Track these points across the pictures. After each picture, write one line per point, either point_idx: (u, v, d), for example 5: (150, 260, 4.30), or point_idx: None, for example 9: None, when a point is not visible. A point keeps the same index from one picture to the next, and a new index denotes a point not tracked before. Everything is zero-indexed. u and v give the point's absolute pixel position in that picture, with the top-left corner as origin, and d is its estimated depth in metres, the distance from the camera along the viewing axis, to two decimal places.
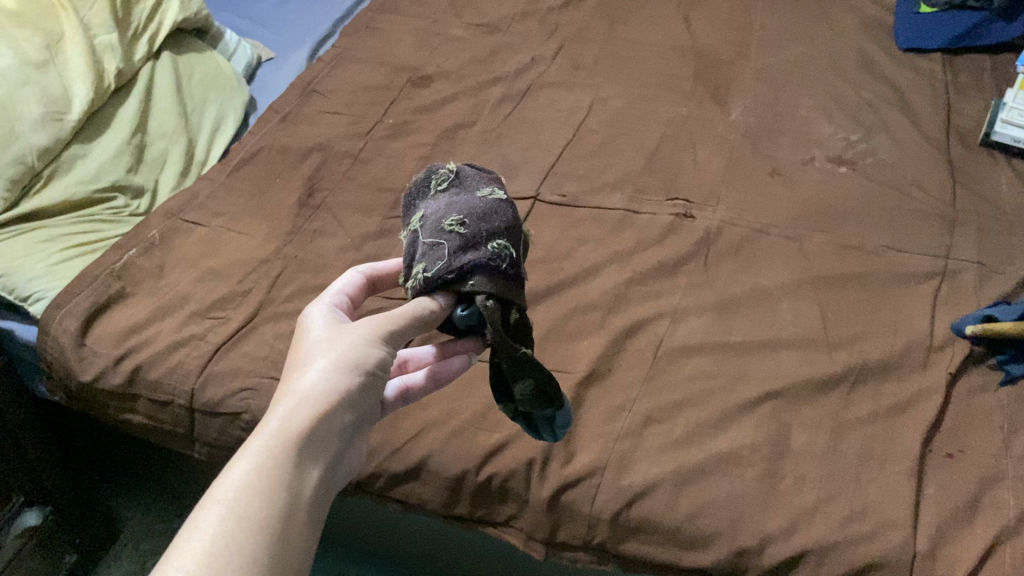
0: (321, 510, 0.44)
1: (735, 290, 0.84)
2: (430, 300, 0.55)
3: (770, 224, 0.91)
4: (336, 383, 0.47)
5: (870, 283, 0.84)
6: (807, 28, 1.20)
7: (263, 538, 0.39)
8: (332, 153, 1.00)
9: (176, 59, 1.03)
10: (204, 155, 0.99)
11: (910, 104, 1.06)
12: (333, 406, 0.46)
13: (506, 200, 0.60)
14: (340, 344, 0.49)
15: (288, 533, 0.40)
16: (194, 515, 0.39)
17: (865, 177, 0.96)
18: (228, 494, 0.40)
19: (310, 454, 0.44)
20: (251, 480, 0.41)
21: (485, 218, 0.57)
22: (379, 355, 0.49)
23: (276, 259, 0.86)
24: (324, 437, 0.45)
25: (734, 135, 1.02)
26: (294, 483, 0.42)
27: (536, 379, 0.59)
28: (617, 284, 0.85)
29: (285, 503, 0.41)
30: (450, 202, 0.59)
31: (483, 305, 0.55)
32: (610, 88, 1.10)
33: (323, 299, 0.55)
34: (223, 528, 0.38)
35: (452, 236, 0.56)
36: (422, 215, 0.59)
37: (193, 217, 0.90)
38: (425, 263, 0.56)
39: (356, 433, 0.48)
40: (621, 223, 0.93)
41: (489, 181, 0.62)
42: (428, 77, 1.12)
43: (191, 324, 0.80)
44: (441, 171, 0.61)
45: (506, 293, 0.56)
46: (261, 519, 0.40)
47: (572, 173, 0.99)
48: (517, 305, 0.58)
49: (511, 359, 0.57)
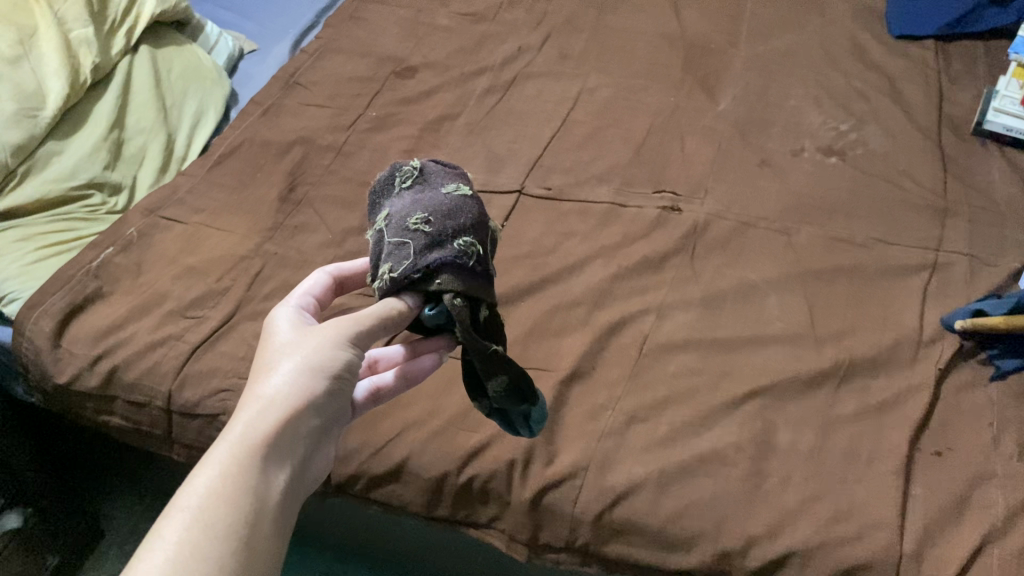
0: (289, 515, 0.43)
1: (722, 284, 0.83)
2: (398, 300, 0.54)
3: (758, 216, 0.90)
4: (302, 388, 0.45)
5: (858, 277, 0.83)
6: (798, 15, 1.18)
7: (228, 544, 0.38)
8: (315, 148, 0.99)
9: (156, 52, 1.00)
10: (184, 150, 0.97)
11: (902, 92, 1.05)
12: (300, 409, 0.45)
13: (472, 195, 0.60)
14: (305, 346, 0.48)
15: (254, 541, 0.39)
16: (157, 523, 0.38)
17: (855, 167, 0.95)
18: (191, 502, 0.39)
19: (276, 459, 0.43)
20: (216, 487, 0.40)
21: (450, 215, 0.57)
22: (346, 356, 0.48)
23: (256, 256, 0.85)
24: (291, 442, 0.44)
25: (723, 125, 1.01)
26: (260, 488, 0.41)
27: (509, 374, 0.59)
28: (603, 280, 0.84)
29: (252, 509, 0.40)
30: (416, 200, 0.58)
31: (450, 304, 0.55)
32: (598, 78, 1.08)
33: (290, 301, 0.54)
34: (188, 537, 0.37)
35: (418, 235, 0.55)
36: (388, 213, 0.58)
37: (173, 213, 0.89)
38: (390, 263, 0.55)
39: (324, 437, 0.47)
40: (607, 217, 0.91)
41: (454, 177, 0.61)
42: (412, 68, 1.10)
43: (168, 323, 0.79)
44: (405, 169, 0.61)
45: (475, 290, 0.56)
46: (227, 526, 0.39)
47: (558, 166, 0.98)
48: (485, 302, 0.58)
49: (483, 357, 0.57)
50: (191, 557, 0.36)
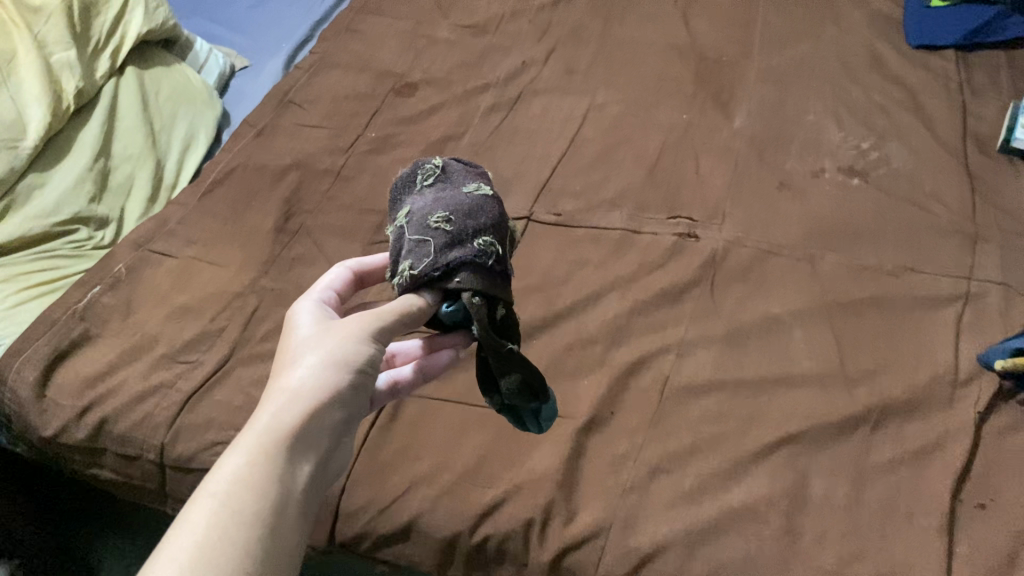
0: (313, 505, 0.42)
1: (745, 318, 0.79)
2: (418, 296, 0.55)
3: (779, 243, 0.85)
4: (326, 382, 0.45)
5: (887, 309, 0.79)
6: (812, 24, 1.14)
7: (255, 529, 0.37)
8: (312, 172, 0.94)
9: (143, 73, 0.95)
10: (174, 178, 0.92)
11: (923, 106, 1.00)
12: (324, 401, 0.44)
13: (493, 195, 0.59)
14: (327, 342, 0.47)
15: (280, 528, 0.39)
16: (184, 508, 0.38)
17: (879, 188, 0.90)
18: (219, 487, 0.38)
19: (300, 450, 0.42)
20: (243, 474, 0.40)
21: (471, 215, 0.57)
22: (367, 352, 0.48)
23: (252, 292, 0.81)
24: (315, 433, 0.43)
25: (739, 144, 0.96)
26: (285, 477, 0.41)
27: (523, 373, 0.58)
28: (619, 314, 0.79)
29: (277, 497, 0.39)
30: (437, 198, 0.58)
31: (469, 302, 0.54)
32: (607, 93, 1.04)
33: (312, 295, 0.54)
34: (217, 522, 0.37)
35: (438, 233, 0.55)
36: (409, 210, 0.58)
37: (164, 247, 0.85)
38: (411, 260, 0.55)
39: (347, 431, 0.47)
40: (621, 244, 0.87)
41: (475, 178, 0.61)
42: (413, 85, 1.05)
43: (160, 369, 0.74)
44: (427, 167, 0.61)
45: (493, 290, 0.56)
46: (252, 512, 0.38)
47: (567, 189, 0.93)
48: (503, 301, 0.57)
49: (498, 354, 0.56)
50: (220, 539, 0.36)
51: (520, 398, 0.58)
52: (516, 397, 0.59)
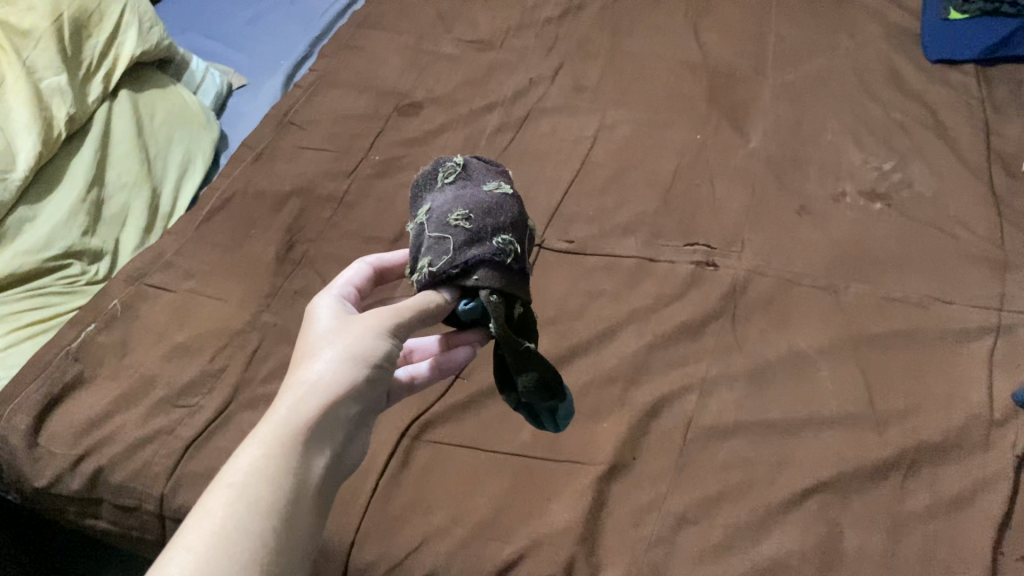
0: (328, 498, 0.42)
1: (769, 354, 0.76)
2: (436, 293, 0.54)
3: (801, 272, 0.82)
4: (345, 374, 0.44)
5: (916, 342, 0.76)
6: (826, 37, 1.10)
7: (267, 526, 0.37)
8: (314, 198, 0.91)
9: (137, 96, 0.91)
10: (170, 206, 0.89)
11: (945, 125, 0.97)
12: (342, 395, 0.44)
13: (512, 194, 0.60)
14: (348, 335, 0.46)
15: (293, 522, 0.39)
16: (202, 497, 0.38)
17: (902, 213, 0.87)
18: (234, 481, 0.38)
19: (318, 442, 0.42)
20: (258, 467, 0.39)
21: (491, 213, 0.57)
22: (386, 346, 0.47)
23: (253, 329, 0.77)
24: (332, 426, 0.43)
25: (756, 165, 0.93)
26: (300, 470, 0.40)
27: (538, 371, 0.59)
28: (637, 350, 0.76)
29: (290, 491, 0.39)
30: (457, 196, 0.58)
31: (486, 300, 0.55)
32: (618, 112, 1.01)
33: (332, 291, 0.54)
34: (232, 515, 0.37)
35: (458, 231, 0.55)
36: (429, 207, 0.58)
37: (161, 280, 0.81)
38: (429, 257, 0.55)
39: (365, 423, 0.46)
40: (636, 274, 0.84)
41: (496, 177, 0.61)
42: (417, 104, 1.02)
43: (159, 415, 0.71)
44: (448, 165, 0.61)
45: (512, 288, 0.56)
46: (266, 507, 0.38)
47: (579, 214, 0.90)
48: (520, 300, 0.57)
49: (514, 353, 0.57)
50: (231, 536, 0.36)
51: (535, 395, 0.59)
52: (531, 395, 0.61)
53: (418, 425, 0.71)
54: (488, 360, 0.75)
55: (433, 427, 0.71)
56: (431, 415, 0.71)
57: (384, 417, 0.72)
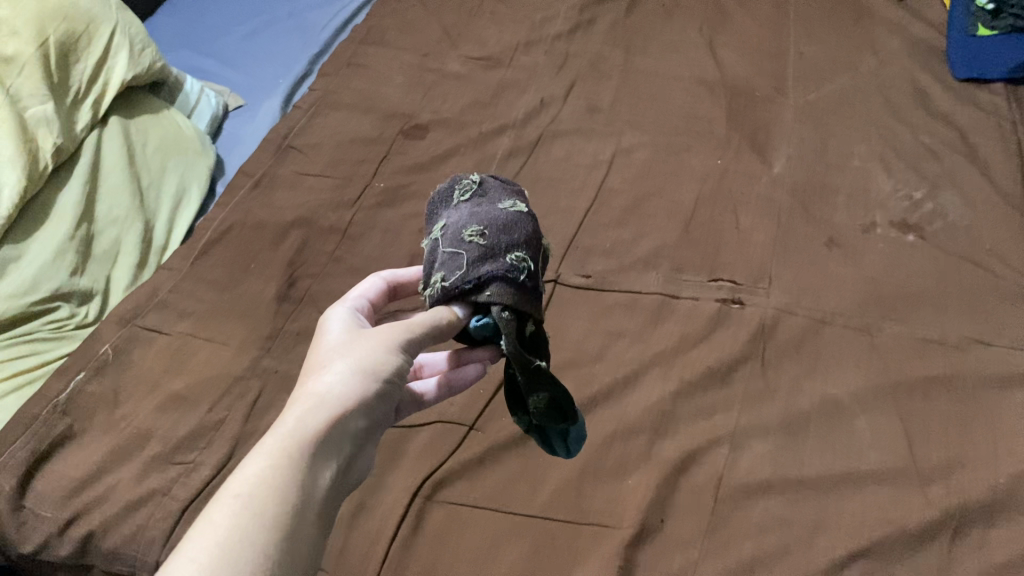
0: (334, 512, 0.40)
1: (803, 402, 0.71)
2: (449, 309, 0.52)
3: (833, 311, 0.78)
4: (353, 389, 0.43)
5: (958, 389, 0.71)
6: (848, 53, 1.06)
7: (276, 533, 0.36)
8: (316, 229, 0.86)
9: (129, 123, 0.86)
10: (164, 239, 0.84)
11: (977, 148, 0.93)
12: (349, 408, 0.43)
13: (527, 214, 0.58)
14: (355, 351, 0.46)
15: (298, 532, 0.37)
16: (208, 504, 0.36)
17: (937, 246, 0.83)
18: (243, 488, 0.37)
19: (324, 454, 0.41)
20: (266, 475, 0.38)
21: (505, 230, 0.55)
22: (395, 361, 0.46)
23: (254, 375, 0.73)
24: (338, 439, 0.42)
25: (781, 193, 0.89)
26: (307, 481, 0.39)
27: (551, 393, 0.54)
28: (662, 399, 0.72)
29: (298, 500, 0.38)
30: (472, 213, 0.56)
31: (497, 316, 0.52)
32: (634, 135, 0.96)
33: (345, 302, 0.54)
34: (237, 522, 0.35)
35: (472, 246, 0.54)
36: (444, 223, 0.57)
37: (155, 322, 0.77)
38: (442, 273, 0.53)
39: (370, 441, 0.45)
40: (658, 312, 0.79)
41: (512, 195, 0.59)
42: (422, 127, 0.97)
43: (154, 472, 0.66)
44: (465, 182, 0.59)
45: (525, 306, 0.53)
46: (275, 514, 0.36)
47: (596, 246, 0.86)
48: (533, 319, 0.55)
49: (527, 372, 0.53)
50: (239, 540, 0.34)
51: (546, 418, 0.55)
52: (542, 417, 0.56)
53: (429, 484, 0.66)
54: (503, 410, 0.71)
55: (446, 486, 0.66)
56: (444, 472, 0.67)
57: (394, 474, 0.68)
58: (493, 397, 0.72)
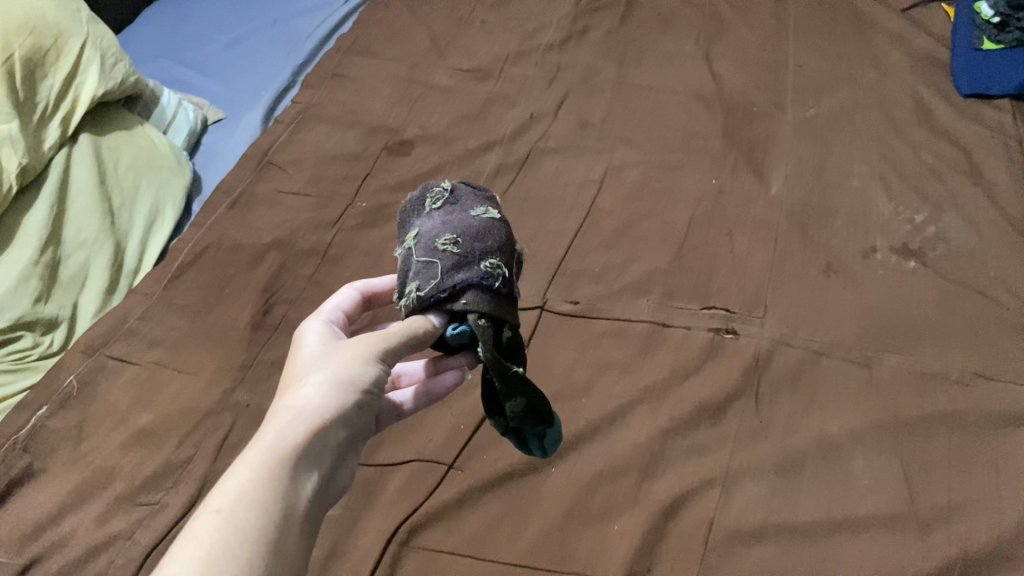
0: (314, 524, 0.40)
1: (798, 440, 0.68)
2: (425, 318, 0.50)
3: (830, 342, 0.75)
4: (333, 400, 0.42)
5: (960, 427, 0.68)
6: (849, 66, 1.02)
7: (258, 550, 0.35)
8: (294, 251, 0.83)
9: (100, 139, 0.82)
10: (135, 262, 0.81)
11: (981, 169, 0.89)
12: (330, 420, 0.42)
13: (501, 219, 0.55)
14: (335, 361, 0.44)
15: (281, 549, 0.36)
16: (188, 521, 0.35)
17: (939, 273, 0.80)
18: (222, 505, 0.36)
19: (305, 466, 0.40)
20: (247, 490, 0.37)
21: (479, 237, 0.52)
22: (374, 372, 0.45)
23: (225, 409, 0.70)
24: (318, 451, 0.41)
25: (777, 216, 0.85)
26: (289, 494, 0.38)
27: (527, 396, 0.53)
28: (651, 436, 0.69)
29: (280, 515, 0.37)
30: (445, 219, 0.53)
31: (475, 325, 0.50)
32: (626, 152, 0.93)
33: (319, 315, 0.51)
34: (220, 541, 0.34)
35: (446, 254, 0.51)
36: (416, 232, 0.53)
37: (123, 351, 0.74)
38: (417, 282, 0.50)
39: (350, 452, 0.44)
40: (649, 341, 0.76)
41: (485, 200, 0.56)
42: (408, 142, 0.94)
43: (117, 514, 0.63)
44: (435, 189, 0.56)
45: (502, 313, 0.51)
46: (256, 531, 0.36)
47: (585, 270, 0.82)
48: (510, 324, 0.52)
49: (503, 377, 0.51)
50: (221, 558, 0.34)
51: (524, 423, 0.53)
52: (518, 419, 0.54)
53: (405, 529, 0.63)
54: (484, 448, 0.68)
55: (423, 530, 0.64)
56: (422, 515, 0.64)
57: (369, 516, 0.65)
58: (474, 435, 0.69)
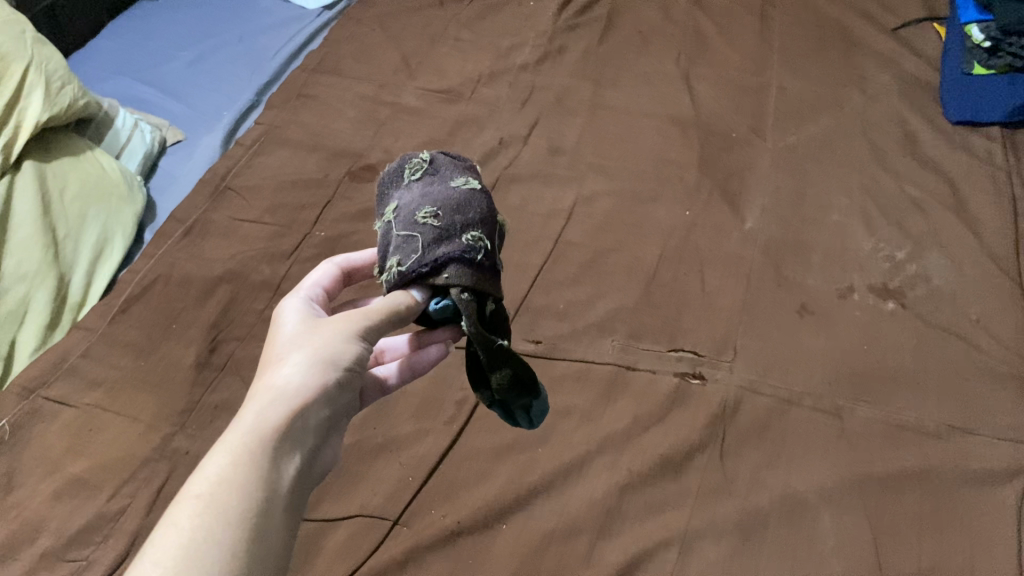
0: (301, 502, 0.39)
1: (762, 498, 0.65)
2: (407, 293, 0.49)
3: (801, 390, 0.71)
4: (313, 380, 0.41)
5: (933, 486, 0.65)
6: (834, 90, 0.99)
7: (240, 533, 0.34)
8: (246, 284, 0.79)
9: (45, 167, 0.79)
10: (80, 294, 0.78)
11: (966, 202, 0.86)
12: (311, 399, 0.41)
13: (483, 190, 0.54)
14: (317, 339, 0.43)
15: (264, 530, 0.35)
16: (169, 508, 0.35)
17: (918, 316, 0.76)
18: (203, 490, 0.35)
19: (287, 446, 0.39)
20: (228, 474, 0.36)
21: (460, 209, 0.51)
22: (355, 349, 0.44)
23: (163, 457, 0.67)
24: (301, 431, 0.40)
25: (752, 251, 0.82)
26: (272, 475, 0.37)
27: (513, 367, 0.53)
28: (608, 492, 0.65)
29: (263, 496, 0.36)
30: (425, 193, 0.52)
31: (457, 298, 0.50)
32: (597, 181, 0.89)
33: (300, 292, 0.51)
34: (199, 527, 0.33)
35: (426, 228, 0.50)
36: (396, 205, 0.53)
37: (61, 392, 0.70)
38: (398, 256, 0.50)
39: (334, 428, 0.43)
40: (612, 386, 0.72)
41: (465, 171, 0.56)
42: (372, 167, 0.91)
43: (42, 571, 0.60)
44: (414, 160, 0.55)
45: (484, 285, 0.51)
46: (237, 514, 0.35)
47: (548, 307, 0.79)
48: (492, 296, 0.52)
49: (488, 350, 0.51)
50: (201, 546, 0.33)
51: (510, 395, 0.54)
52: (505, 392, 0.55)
53: None
54: (432, 504, 0.65)
55: None
56: None
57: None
58: (421, 489, 0.66)
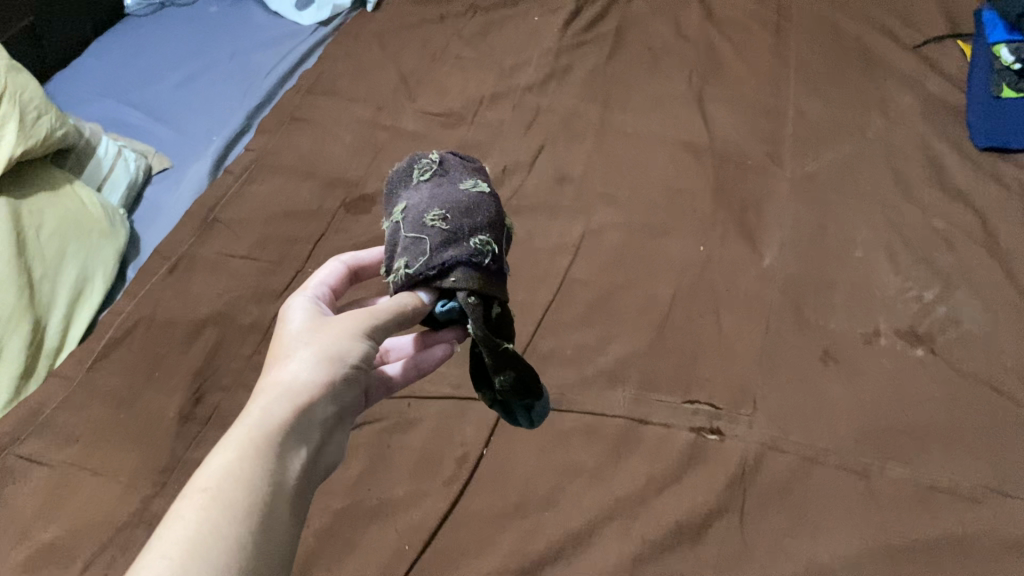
0: (307, 500, 0.37)
1: (786, 570, 0.60)
2: (414, 295, 0.46)
3: (825, 447, 0.66)
4: (321, 375, 0.39)
5: (970, 557, 0.60)
6: (855, 112, 0.94)
7: (245, 528, 0.32)
8: (234, 327, 0.75)
9: (20, 203, 0.73)
10: (57, 339, 0.73)
11: (997, 236, 0.81)
12: (318, 394, 0.39)
13: (491, 193, 0.52)
14: (325, 334, 0.41)
15: (269, 527, 0.33)
16: (173, 504, 0.33)
17: (949, 364, 0.71)
18: (208, 486, 0.33)
19: (293, 443, 0.37)
20: (234, 469, 0.34)
21: (468, 212, 0.49)
22: (363, 348, 0.41)
23: (142, 521, 0.62)
24: (307, 427, 0.38)
25: (770, 291, 0.77)
26: (277, 472, 0.35)
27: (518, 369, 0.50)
28: (619, 562, 0.60)
29: (267, 493, 0.34)
30: (433, 195, 0.50)
31: (464, 302, 0.46)
32: (606, 213, 0.85)
33: (305, 291, 0.47)
34: (203, 522, 0.31)
35: (434, 231, 0.47)
36: (404, 205, 0.50)
37: (35, 449, 0.66)
38: (405, 258, 0.47)
39: (342, 425, 0.41)
40: (623, 441, 0.68)
41: (475, 174, 0.53)
42: (368, 197, 0.86)
43: None
44: (423, 161, 0.53)
45: (493, 289, 0.48)
46: (242, 510, 0.33)
47: (555, 352, 0.74)
48: (500, 300, 0.49)
49: (493, 352, 0.48)
50: (206, 542, 0.31)
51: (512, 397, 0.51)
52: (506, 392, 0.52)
53: None
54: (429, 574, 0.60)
55: None
56: None
57: None
58: (419, 557, 0.61)
